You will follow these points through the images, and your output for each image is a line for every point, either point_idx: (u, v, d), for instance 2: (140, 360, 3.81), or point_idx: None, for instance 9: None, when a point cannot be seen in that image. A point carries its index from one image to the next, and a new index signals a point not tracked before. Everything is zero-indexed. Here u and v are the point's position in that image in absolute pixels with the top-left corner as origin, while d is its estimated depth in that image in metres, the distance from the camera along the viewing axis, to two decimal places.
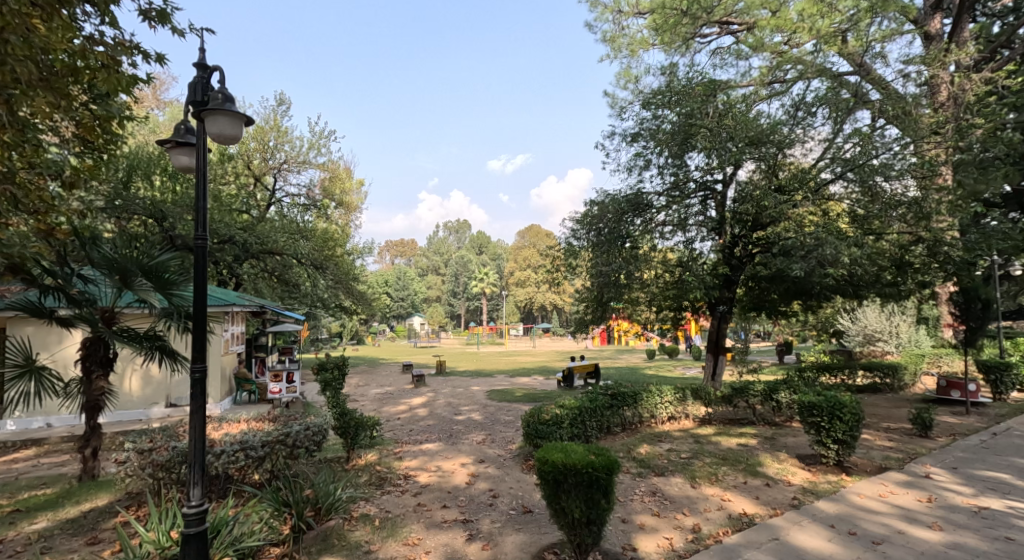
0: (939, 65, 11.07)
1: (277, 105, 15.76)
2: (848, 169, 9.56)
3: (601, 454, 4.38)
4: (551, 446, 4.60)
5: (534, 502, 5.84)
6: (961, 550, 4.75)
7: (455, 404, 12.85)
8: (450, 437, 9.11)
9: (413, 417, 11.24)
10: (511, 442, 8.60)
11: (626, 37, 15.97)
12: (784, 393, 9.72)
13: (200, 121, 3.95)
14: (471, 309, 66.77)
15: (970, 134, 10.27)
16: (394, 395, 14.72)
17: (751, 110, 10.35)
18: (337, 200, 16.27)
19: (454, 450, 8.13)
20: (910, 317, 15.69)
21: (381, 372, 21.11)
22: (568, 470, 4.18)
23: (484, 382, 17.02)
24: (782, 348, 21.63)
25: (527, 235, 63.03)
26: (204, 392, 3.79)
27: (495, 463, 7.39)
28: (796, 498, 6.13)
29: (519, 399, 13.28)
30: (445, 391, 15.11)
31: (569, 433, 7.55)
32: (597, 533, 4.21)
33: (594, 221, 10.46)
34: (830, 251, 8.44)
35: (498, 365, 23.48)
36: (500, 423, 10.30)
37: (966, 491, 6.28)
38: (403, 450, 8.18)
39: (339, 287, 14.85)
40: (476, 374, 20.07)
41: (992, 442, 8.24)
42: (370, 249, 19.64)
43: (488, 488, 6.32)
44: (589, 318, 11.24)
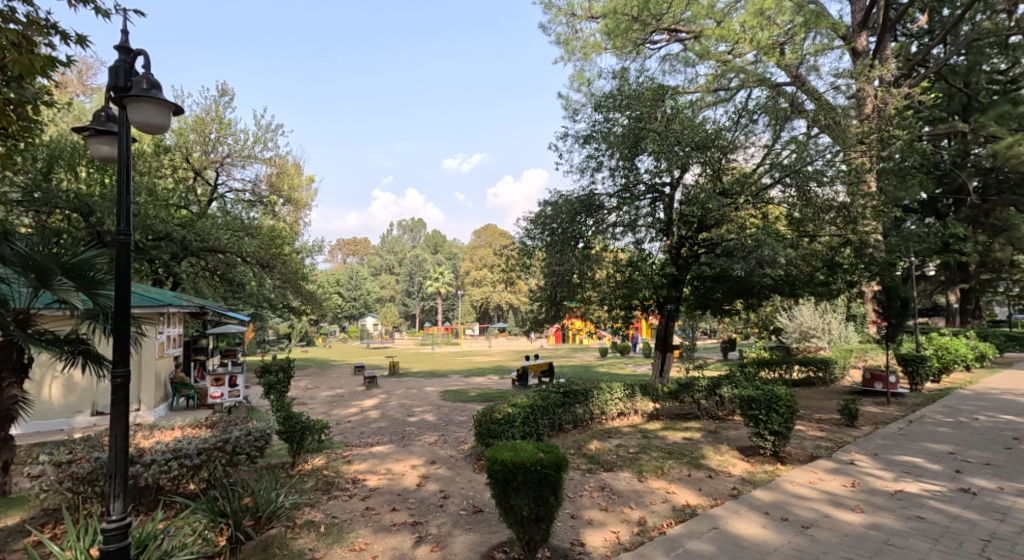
0: (865, 80, 11.86)
1: (220, 96, 15.19)
2: (787, 174, 10.05)
3: (550, 451, 4.44)
4: (501, 445, 4.62)
5: (485, 501, 5.89)
6: (881, 531, 5.10)
7: (407, 405, 12.74)
8: (402, 439, 9.04)
9: (364, 419, 11.09)
10: (463, 442, 8.63)
11: (579, 41, 16.23)
12: (727, 387, 10.13)
13: (122, 108, 3.77)
14: (425, 308, 66.18)
15: (892, 144, 10.99)
16: (344, 397, 14.45)
17: (697, 116, 10.72)
18: (285, 197, 15.61)
19: (405, 452, 8.07)
20: (840, 314, 16.67)
21: (332, 374, 20.66)
22: (516, 469, 4.23)
23: (437, 383, 16.93)
24: (726, 345, 22.57)
25: (481, 235, 63.09)
26: (127, 399, 3.62)
27: (446, 463, 7.39)
28: (735, 488, 6.42)
29: (473, 399, 13.31)
30: (397, 392, 14.96)
31: (520, 431, 7.60)
32: (546, 530, 4.29)
33: (548, 221, 10.56)
34: (768, 252, 8.85)
35: (452, 365, 23.44)
36: (453, 423, 10.30)
37: (887, 476, 6.75)
38: (352, 453, 8.05)
39: (287, 287, 14.42)
40: (430, 374, 19.94)
41: (910, 429, 8.88)
42: (320, 248, 19.17)
43: (439, 489, 6.32)
44: (543, 317, 11.37)
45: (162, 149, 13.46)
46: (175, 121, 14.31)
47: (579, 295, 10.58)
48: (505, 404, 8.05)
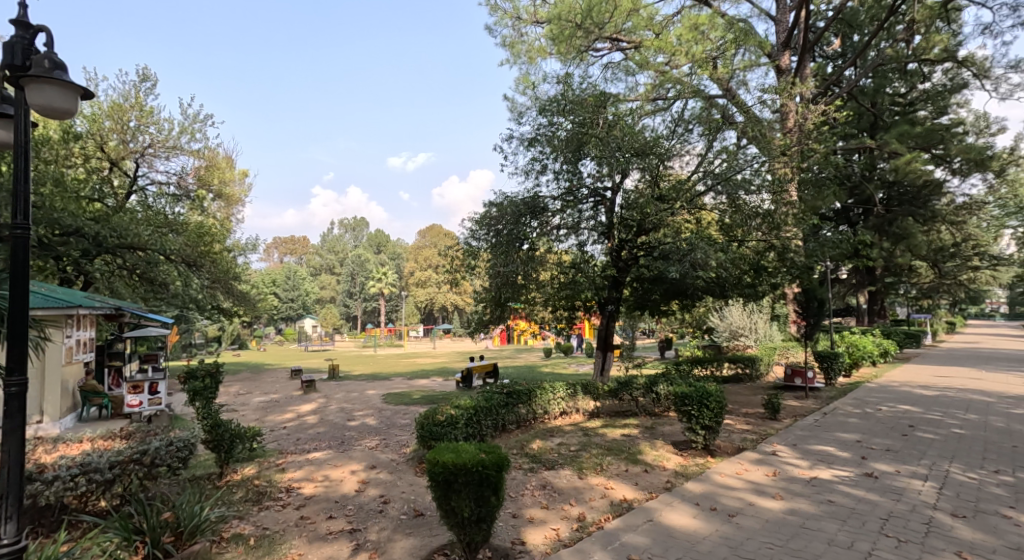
0: (788, 95, 12.77)
1: (140, 81, 14.48)
2: (718, 181, 10.69)
3: (491, 452, 4.58)
4: (444, 447, 4.71)
5: (426, 505, 5.97)
6: (798, 516, 5.56)
7: (347, 409, 12.57)
8: (341, 444, 8.94)
9: (301, 425, 10.85)
10: (404, 446, 8.65)
11: (525, 44, 16.49)
12: (663, 385, 10.63)
13: (20, 90, 3.45)
14: (367, 310, 64.89)
15: (811, 156, 11.85)
16: (281, 402, 14.07)
17: (637, 123, 11.15)
18: (215, 191, 14.96)
19: (344, 458, 8.01)
20: (766, 314, 17.81)
21: (266, 379, 19.97)
22: (458, 471, 4.33)
23: (380, 386, 16.73)
24: (663, 344, 23.55)
25: (426, 235, 62.61)
26: (22, 410, 3.34)
27: (387, 468, 7.41)
28: (668, 481, 6.80)
29: (416, 402, 13.28)
30: (337, 396, 14.69)
31: (463, 433, 7.69)
32: (486, 531, 4.44)
33: (493, 222, 10.66)
34: (700, 255, 9.37)
35: (394, 368, 23.22)
36: (395, 427, 10.27)
37: (803, 464, 7.34)
38: (287, 461, 7.91)
39: (216, 287, 14.11)
40: (371, 377, 19.67)
41: (824, 421, 9.63)
42: (254, 246, 18.46)
43: (379, 494, 6.35)
44: (487, 318, 11.53)
45: (72, 136, 12.58)
46: (87, 106, 13.46)
47: (523, 296, 10.83)
48: (449, 406, 8.15)
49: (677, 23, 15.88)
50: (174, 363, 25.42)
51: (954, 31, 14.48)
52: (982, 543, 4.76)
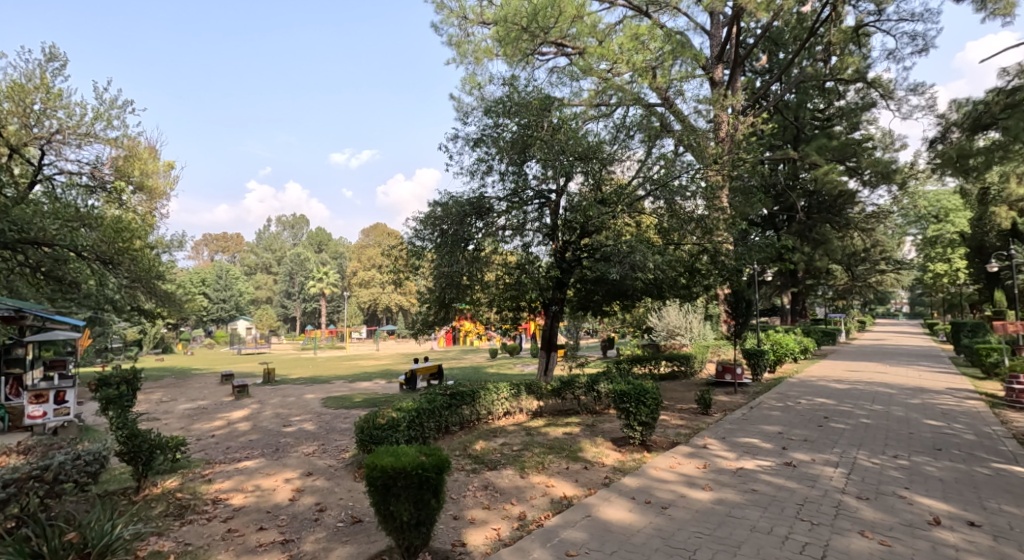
0: (720, 107, 13.48)
1: (48, 62, 13.45)
2: (656, 187, 11.16)
3: (432, 454, 4.61)
4: (383, 450, 4.68)
5: (364, 511, 5.92)
6: (724, 505, 5.91)
7: (284, 414, 12.22)
8: (275, 452, 8.71)
9: (232, 432, 10.46)
10: (343, 451, 8.53)
11: (471, 44, 16.53)
12: (603, 383, 10.98)
13: None
14: (306, 311, 62.90)
15: (742, 165, 12.53)
16: (209, 409, 13.46)
17: (581, 127, 11.42)
18: (135, 183, 13.81)
19: (278, 466, 7.81)
20: (700, 314, 18.68)
21: (194, 385, 19.01)
22: (398, 474, 4.33)
23: (319, 390, 16.35)
24: (605, 343, 24.24)
25: (369, 235, 61.39)
26: None
27: (323, 474, 7.29)
28: (607, 477, 7.05)
29: (357, 405, 13.08)
30: (272, 401, 14.22)
31: (405, 435, 7.65)
32: (426, 534, 4.48)
33: (438, 222, 10.58)
34: (639, 258, 9.71)
35: (334, 371, 22.68)
36: (334, 431, 10.09)
37: (731, 456, 7.79)
38: (214, 471, 7.63)
39: (136, 287, 13.29)
40: (309, 381, 19.14)
41: (751, 415, 10.22)
42: (178, 244, 17.40)
43: (315, 502, 6.25)
44: (432, 319, 11.51)
45: None
46: None
47: (468, 297, 10.89)
48: (391, 409, 8.10)
49: (619, 32, 16.34)
50: (88, 369, 23.76)
51: (865, 54, 15.70)
52: (881, 521, 5.23)
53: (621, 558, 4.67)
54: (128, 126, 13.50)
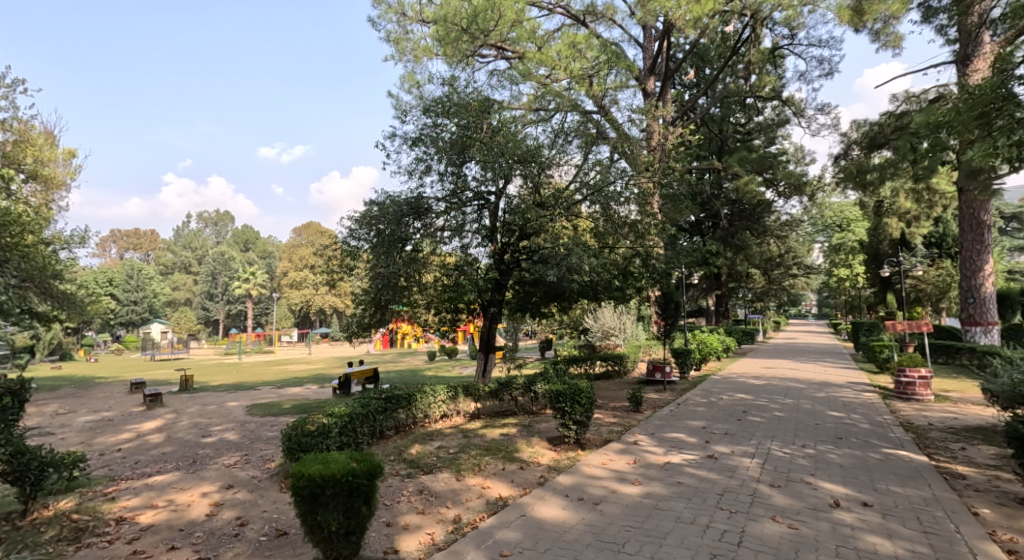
0: (652, 116, 14.07)
1: None
2: (593, 192, 11.53)
3: (363, 460, 4.57)
4: (311, 458, 4.59)
5: (289, 523, 5.77)
6: (651, 499, 6.23)
7: (202, 424, 11.66)
8: (192, 465, 8.32)
9: (141, 446, 9.88)
10: (269, 460, 8.28)
11: (410, 42, 16.38)
12: (540, 384, 11.23)
13: None
14: (230, 313, 59.89)
15: (671, 173, 13.14)
16: (114, 421, 12.61)
17: (520, 131, 11.60)
18: (27, 170, 12.64)
19: (194, 479, 7.48)
20: (633, 315, 19.36)
21: (98, 395, 17.68)
22: (326, 482, 4.28)
23: (243, 397, 15.69)
24: (543, 344, 24.71)
25: (302, 233, 59.28)
26: None
27: (246, 487, 7.05)
28: (542, 476, 7.24)
29: (286, 412, 12.67)
30: (190, 410, 13.52)
31: (336, 442, 7.51)
32: (356, 542, 4.47)
33: (374, 221, 10.39)
34: (576, 260, 9.96)
35: (261, 376, 21.80)
36: (259, 440, 9.76)
37: (658, 451, 8.19)
38: (118, 489, 7.19)
39: (31, 287, 11.52)
40: (232, 387, 18.28)
41: (677, 411, 10.76)
42: (82, 240, 16.17)
43: (236, 516, 6.04)
44: (368, 321, 11.33)
45: None
46: None
47: (405, 299, 10.79)
48: (322, 415, 7.94)
49: (557, 39, 16.72)
50: None
51: (780, 75, 16.95)
52: (790, 507, 5.70)
53: (553, 555, 4.84)
54: (17, 108, 12.31)
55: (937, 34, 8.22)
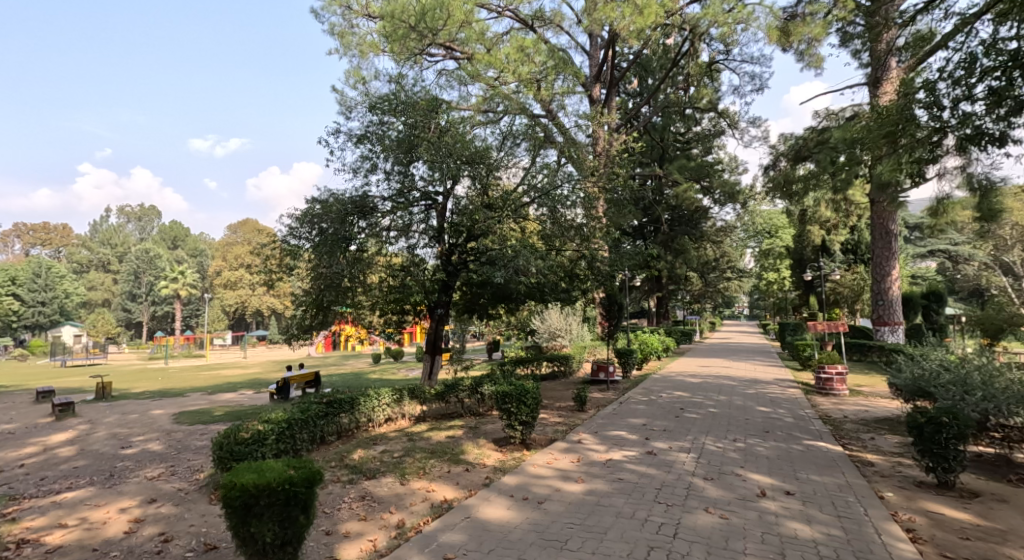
0: (597, 122, 14.45)
1: None
2: (540, 196, 11.72)
3: (301, 467, 4.44)
4: (244, 467, 4.42)
5: (219, 536, 5.57)
6: (594, 495, 6.43)
7: (122, 435, 11.02)
8: (109, 479, 7.87)
9: (50, 460, 9.26)
10: (197, 471, 7.96)
11: (356, 37, 16.08)
12: (487, 385, 11.30)
13: None
14: (156, 315, 56.53)
15: (616, 179, 13.53)
16: (18, 434, 11.73)
17: (468, 132, 11.62)
18: None
19: (111, 494, 7.09)
20: (579, 316, 19.77)
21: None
22: (261, 492, 4.13)
23: (169, 404, 14.93)
24: (491, 345, 24.84)
25: (238, 230, 56.80)
26: None
27: (171, 500, 6.75)
28: (487, 477, 7.32)
29: (218, 419, 12.16)
30: (108, 420, 12.74)
31: (273, 449, 7.31)
32: (293, 552, 4.34)
33: (316, 220, 10.15)
34: (523, 262, 10.09)
35: (190, 382, 20.77)
36: (186, 451, 9.35)
37: (601, 449, 8.45)
38: (22, 509, 6.73)
39: None
40: (157, 394, 17.32)
41: (619, 409, 11.11)
42: None
43: (159, 531, 5.77)
44: (309, 323, 11.06)
45: None
46: None
47: (349, 300, 10.58)
48: (258, 422, 7.69)
49: (506, 42, 16.88)
50: None
51: (716, 88, 17.81)
52: (722, 498, 6.03)
53: (497, 555, 4.92)
54: None
55: (853, 57, 8.89)
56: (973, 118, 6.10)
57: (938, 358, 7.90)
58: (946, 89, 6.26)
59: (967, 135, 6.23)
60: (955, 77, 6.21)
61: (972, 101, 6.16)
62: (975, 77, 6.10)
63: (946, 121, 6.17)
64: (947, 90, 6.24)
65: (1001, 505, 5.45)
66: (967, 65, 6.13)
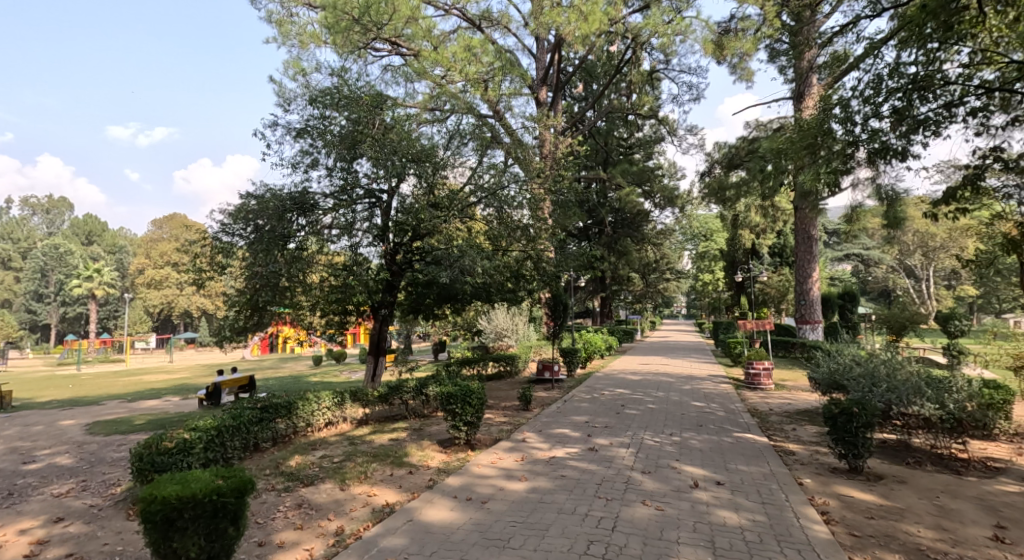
0: (544, 125, 14.66)
1: None
2: (487, 196, 11.76)
3: (230, 477, 4.28)
4: (166, 479, 4.22)
5: (138, 553, 5.28)
6: (537, 493, 6.54)
7: (24, 449, 10.22)
8: (8, 498, 7.31)
9: None
10: (112, 486, 7.52)
11: (295, 26, 15.59)
12: (432, 386, 11.22)
13: None
14: (68, 317, 52.49)
15: (563, 181, 13.73)
16: None
17: (413, 130, 11.49)
18: None
19: (10, 515, 6.58)
20: (525, 316, 19.97)
21: None
22: (184, 505, 3.96)
23: (82, 414, 13.96)
24: (437, 346, 24.72)
25: (163, 226, 53.55)
26: None
27: (81, 518, 6.34)
28: (431, 479, 7.29)
29: (137, 429, 11.49)
30: (8, 434, 11.76)
31: (199, 459, 6.99)
32: None
33: (251, 216, 9.78)
34: (468, 261, 10.06)
35: (105, 389, 19.44)
36: (100, 464, 8.80)
37: (544, 447, 8.59)
38: None
39: None
40: (66, 404, 16.12)
41: (563, 408, 11.31)
42: None
43: (68, 552, 5.41)
44: (243, 324, 10.64)
45: None
46: None
47: (287, 300, 10.25)
48: (184, 429, 7.33)
49: (452, 41, 16.84)
50: None
51: (657, 96, 18.42)
52: (658, 490, 6.27)
53: (439, 557, 4.93)
54: None
55: (779, 73, 9.47)
56: (880, 134, 6.62)
57: (852, 354, 8.52)
58: (858, 106, 6.75)
59: (875, 149, 6.75)
60: (865, 96, 6.71)
61: (879, 118, 6.67)
62: (881, 96, 6.61)
63: (857, 136, 6.65)
64: (858, 107, 6.74)
65: (901, 486, 5.95)
66: (874, 84, 6.63)
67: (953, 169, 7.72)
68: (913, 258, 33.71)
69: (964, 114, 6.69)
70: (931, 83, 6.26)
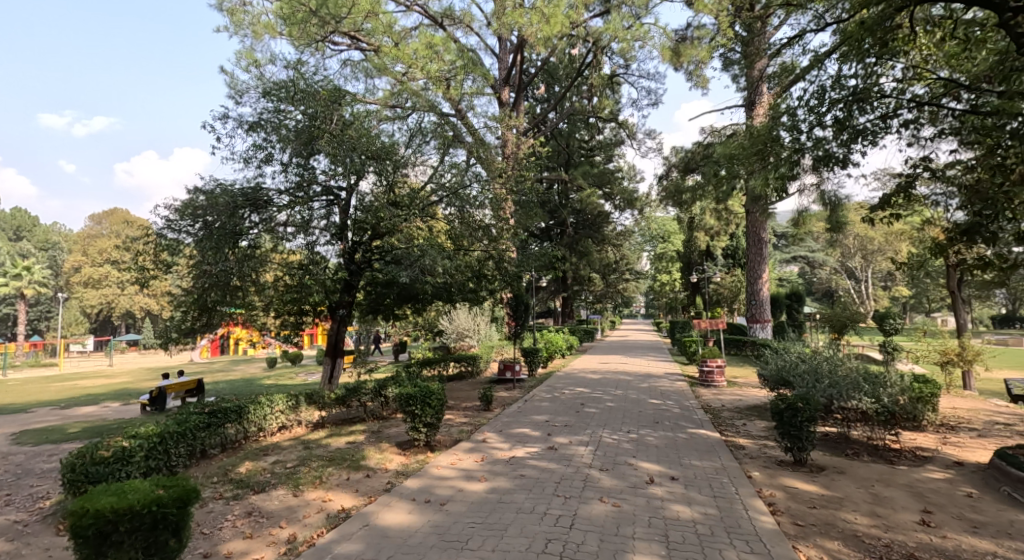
0: (506, 125, 14.65)
1: None
2: (448, 195, 11.70)
3: (172, 486, 4.09)
4: (101, 491, 4.00)
5: None
6: (495, 493, 6.52)
7: None
8: None
9: None
10: (41, 499, 7.11)
11: (249, 16, 15.08)
12: (391, 388, 11.09)
13: None
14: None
15: (525, 182, 13.58)
16: None
17: (373, 127, 11.29)
18: None
19: None
20: (487, 316, 19.92)
21: None
22: (120, 518, 3.76)
23: (10, 422, 13.13)
24: (397, 347, 24.40)
25: (105, 222, 50.97)
26: None
27: (6, 535, 5.96)
28: (388, 482, 7.18)
29: (72, 438, 10.89)
30: None
31: (140, 468, 6.67)
32: None
33: (200, 213, 9.44)
34: (429, 261, 9.94)
35: (38, 396, 18.33)
36: (29, 476, 8.31)
37: (504, 447, 8.58)
38: None
39: None
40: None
41: (523, 407, 11.33)
42: None
43: None
44: (192, 325, 10.24)
45: None
46: None
47: (239, 300, 9.91)
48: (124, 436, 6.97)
49: (413, 37, 16.64)
50: None
51: (616, 99, 18.66)
52: (615, 487, 6.35)
53: None
54: None
55: (733, 80, 9.75)
56: (823, 142, 6.90)
57: (799, 351, 8.85)
58: (803, 115, 7.02)
59: (819, 156, 7.03)
60: (810, 105, 6.98)
61: (822, 127, 6.95)
62: (825, 106, 6.89)
63: (803, 143, 6.93)
64: (804, 115, 7.00)
65: (842, 477, 6.21)
66: (819, 95, 6.90)
67: (890, 176, 8.12)
68: (854, 260, 35.15)
69: (899, 125, 7.04)
70: (869, 95, 6.57)
